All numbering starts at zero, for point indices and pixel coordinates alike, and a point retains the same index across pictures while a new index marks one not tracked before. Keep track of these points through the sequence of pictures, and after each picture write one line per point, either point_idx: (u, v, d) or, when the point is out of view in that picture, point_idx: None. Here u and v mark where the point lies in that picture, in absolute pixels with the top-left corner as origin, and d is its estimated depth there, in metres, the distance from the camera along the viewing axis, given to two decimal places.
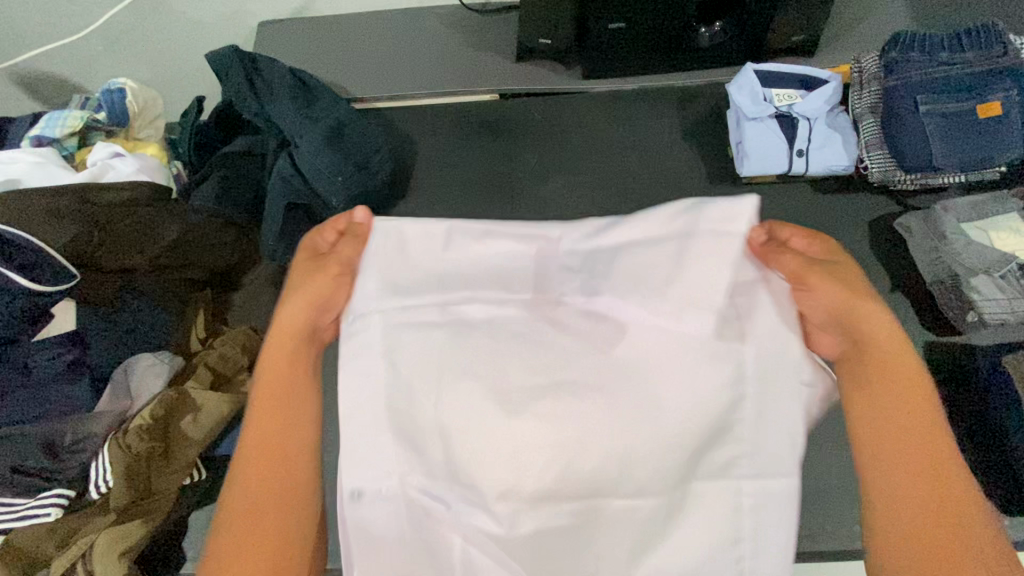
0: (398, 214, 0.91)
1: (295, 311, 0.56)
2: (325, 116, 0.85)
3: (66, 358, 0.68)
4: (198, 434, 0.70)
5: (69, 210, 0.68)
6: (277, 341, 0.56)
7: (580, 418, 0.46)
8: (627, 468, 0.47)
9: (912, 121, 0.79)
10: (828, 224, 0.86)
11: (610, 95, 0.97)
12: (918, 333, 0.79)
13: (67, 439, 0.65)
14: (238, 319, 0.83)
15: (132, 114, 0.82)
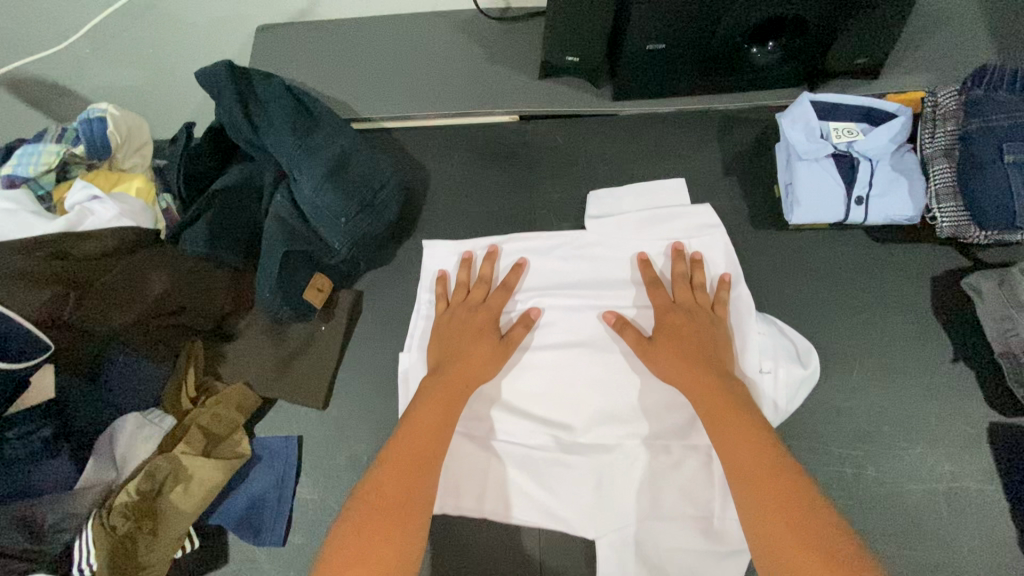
0: (405, 251, 0.84)
1: (469, 352, 0.70)
2: (326, 147, 0.76)
3: (43, 433, 0.61)
4: (189, 506, 0.65)
5: (42, 270, 0.61)
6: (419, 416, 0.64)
7: (596, 387, 0.73)
8: (618, 419, 0.72)
9: (993, 172, 0.69)
10: (883, 279, 0.77)
11: (643, 120, 0.87)
12: (981, 413, 0.70)
13: (50, 518, 0.60)
14: (232, 373, 0.76)
15: (114, 146, 0.74)
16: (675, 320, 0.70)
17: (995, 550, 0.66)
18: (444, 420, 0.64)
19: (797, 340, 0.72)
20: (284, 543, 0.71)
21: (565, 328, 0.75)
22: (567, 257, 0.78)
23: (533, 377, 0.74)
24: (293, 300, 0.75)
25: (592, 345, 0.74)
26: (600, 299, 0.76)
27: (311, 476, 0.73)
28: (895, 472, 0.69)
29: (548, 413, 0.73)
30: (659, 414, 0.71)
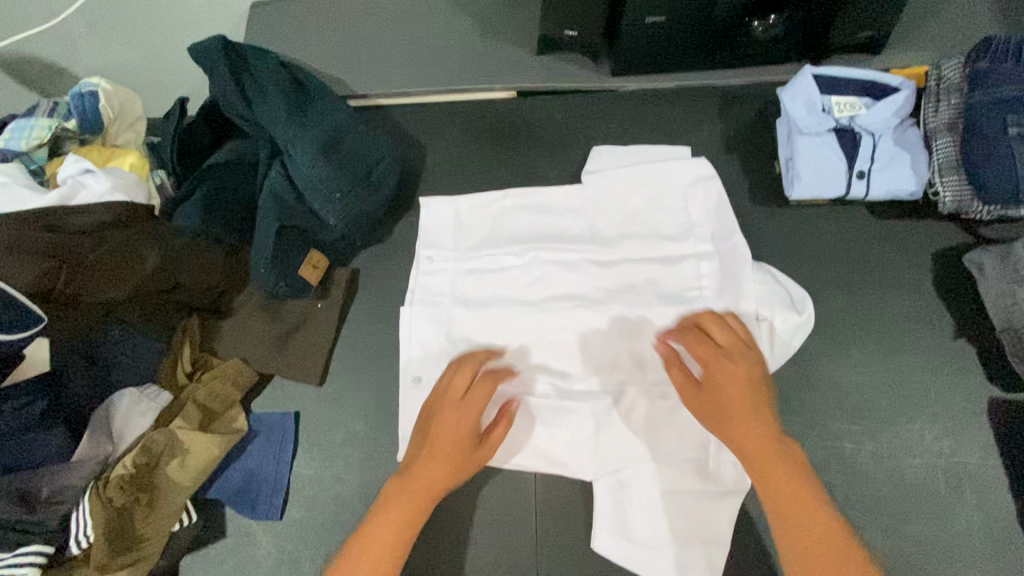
0: (401, 228, 0.83)
1: (432, 458, 0.62)
2: (321, 122, 0.75)
3: (38, 406, 0.60)
4: (185, 479, 0.65)
5: (34, 244, 0.61)
6: (376, 529, 0.60)
7: (594, 334, 0.74)
8: (613, 366, 0.73)
9: (998, 146, 0.67)
10: (884, 255, 0.76)
11: (643, 96, 0.86)
12: (981, 388, 0.70)
13: (46, 491, 0.60)
14: (228, 349, 0.76)
15: (106, 121, 0.74)
16: (722, 374, 0.61)
17: (995, 525, 0.65)
18: (424, 506, 0.61)
19: (794, 288, 0.73)
20: (282, 517, 0.71)
21: (560, 281, 0.77)
22: (562, 214, 0.79)
23: (530, 327, 0.75)
24: (289, 276, 0.74)
25: (587, 297, 0.76)
26: (597, 250, 0.77)
27: (309, 452, 0.74)
28: (893, 447, 0.68)
29: (545, 363, 0.74)
30: (654, 361, 0.72)
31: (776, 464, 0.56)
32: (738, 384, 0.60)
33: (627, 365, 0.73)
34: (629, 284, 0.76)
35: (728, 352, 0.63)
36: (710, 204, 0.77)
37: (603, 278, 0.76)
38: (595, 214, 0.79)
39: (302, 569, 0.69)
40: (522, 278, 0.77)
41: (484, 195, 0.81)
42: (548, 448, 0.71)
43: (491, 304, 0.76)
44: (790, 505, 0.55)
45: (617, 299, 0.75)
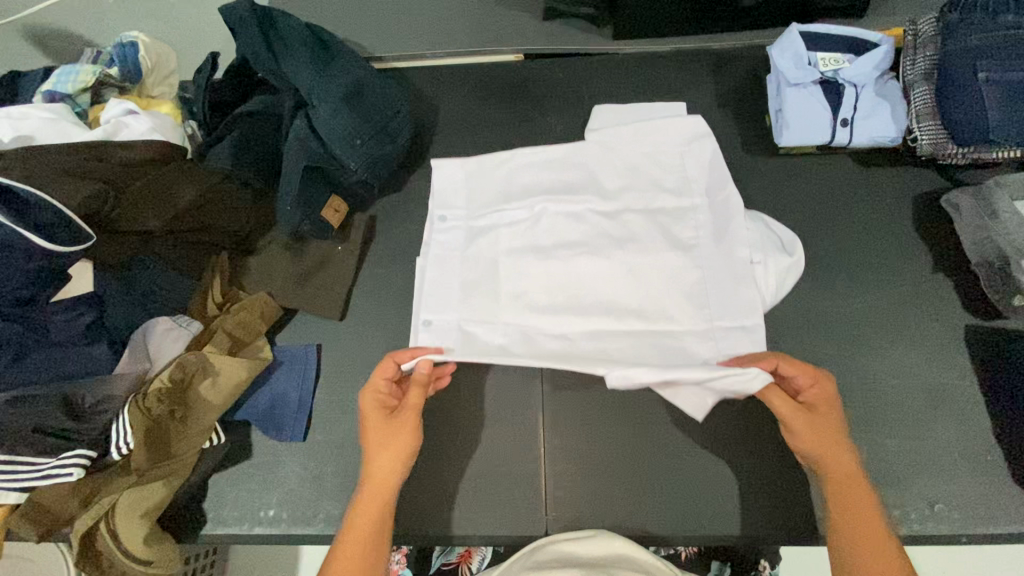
0: (416, 179, 0.88)
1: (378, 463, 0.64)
2: (343, 75, 0.81)
3: (85, 319, 0.67)
4: (217, 398, 0.69)
5: (84, 170, 0.67)
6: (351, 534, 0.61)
7: (595, 284, 0.77)
8: (619, 308, 0.76)
9: (971, 90, 0.73)
10: (867, 199, 0.81)
11: (642, 58, 0.92)
12: (958, 316, 0.75)
13: (89, 400, 0.65)
14: (255, 284, 0.81)
15: (144, 70, 0.80)
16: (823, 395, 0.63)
17: (971, 439, 0.70)
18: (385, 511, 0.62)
19: (787, 235, 0.77)
20: (304, 439, 0.75)
21: (566, 233, 0.81)
22: (566, 171, 0.83)
23: (537, 273, 0.78)
24: (313, 215, 0.80)
25: (592, 246, 0.79)
26: (599, 203, 0.81)
27: (329, 380, 0.78)
28: (876, 370, 0.73)
29: (553, 306, 0.77)
30: (656, 303, 0.76)
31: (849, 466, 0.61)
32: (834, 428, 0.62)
33: (628, 311, 0.75)
34: (632, 234, 0.79)
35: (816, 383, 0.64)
36: (707, 157, 0.80)
37: (608, 230, 0.80)
38: (599, 171, 0.82)
39: (323, 486, 0.73)
40: (528, 230, 0.81)
41: (491, 155, 0.84)
42: (559, 399, 0.76)
43: (499, 254, 0.80)
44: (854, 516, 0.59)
45: (622, 249, 0.79)
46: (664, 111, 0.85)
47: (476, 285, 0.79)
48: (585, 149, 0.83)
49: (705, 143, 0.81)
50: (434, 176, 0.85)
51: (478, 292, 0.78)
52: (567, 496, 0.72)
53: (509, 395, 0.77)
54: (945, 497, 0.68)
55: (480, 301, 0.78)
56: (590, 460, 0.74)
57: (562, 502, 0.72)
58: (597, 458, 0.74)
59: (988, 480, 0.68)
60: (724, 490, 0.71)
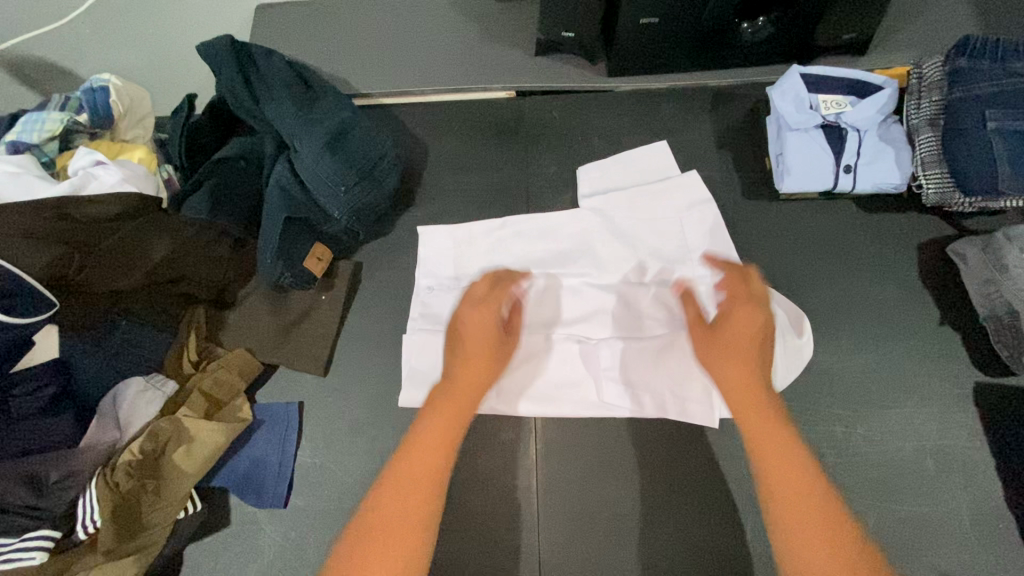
0: (404, 223, 0.85)
1: (472, 351, 0.58)
2: (327, 118, 0.78)
3: (48, 390, 0.62)
4: (192, 467, 0.66)
5: (48, 231, 0.62)
6: (422, 431, 0.56)
7: (595, 367, 0.75)
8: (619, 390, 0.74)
9: (977, 140, 0.71)
10: (871, 247, 0.79)
11: (638, 97, 0.89)
12: (966, 373, 0.72)
13: (53, 475, 0.60)
14: (234, 339, 0.77)
15: (117, 115, 0.76)
16: (738, 322, 0.56)
17: (981, 504, 0.67)
18: (466, 411, 0.57)
19: (789, 307, 0.75)
20: (286, 506, 0.72)
21: (564, 307, 0.78)
22: (561, 239, 0.81)
23: (529, 352, 0.76)
24: (294, 266, 0.76)
25: (590, 321, 0.77)
26: (596, 275, 0.79)
27: (312, 441, 0.75)
28: (882, 431, 0.71)
29: (550, 388, 0.75)
30: (657, 384, 0.73)
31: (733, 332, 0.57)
32: (748, 338, 0.56)
33: (630, 391, 0.73)
34: (630, 310, 0.77)
35: (744, 300, 0.57)
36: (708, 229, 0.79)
37: (607, 304, 0.77)
38: (596, 241, 0.80)
39: (305, 556, 0.70)
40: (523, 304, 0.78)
41: (483, 224, 0.82)
42: (557, 470, 0.72)
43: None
44: (767, 429, 0.53)
45: (619, 325, 0.77)
46: (659, 162, 0.84)
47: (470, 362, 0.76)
48: (581, 220, 0.81)
49: (708, 216, 0.79)
50: (421, 242, 0.82)
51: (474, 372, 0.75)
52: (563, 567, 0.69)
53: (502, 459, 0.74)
54: (955, 567, 0.65)
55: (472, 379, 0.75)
56: (586, 531, 0.70)
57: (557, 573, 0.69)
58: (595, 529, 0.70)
59: (1000, 549, 0.66)
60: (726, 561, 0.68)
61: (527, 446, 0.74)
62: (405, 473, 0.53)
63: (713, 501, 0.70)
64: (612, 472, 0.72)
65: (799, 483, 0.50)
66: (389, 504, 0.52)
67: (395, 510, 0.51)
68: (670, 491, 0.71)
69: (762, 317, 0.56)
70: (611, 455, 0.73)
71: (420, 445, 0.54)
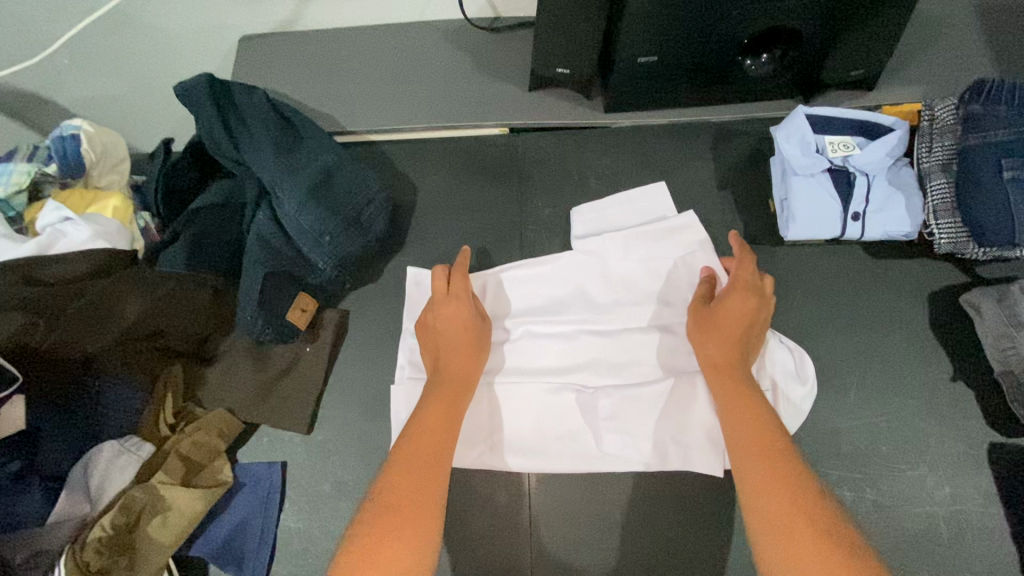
0: (392, 268, 0.81)
1: (458, 355, 0.67)
2: (310, 163, 0.74)
3: (12, 466, 0.59)
4: (166, 538, 0.63)
5: (10, 298, 0.59)
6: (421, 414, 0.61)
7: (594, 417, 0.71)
8: (620, 442, 0.70)
9: (992, 191, 0.67)
10: (879, 295, 0.75)
11: (636, 133, 0.86)
12: (980, 433, 0.69)
13: (19, 557, 0.58)
14: (214, 397, 0.74)
15: (89, 163, 0.72)
16: (733, 303, 0.65)
17: (996, 575, 0.64)
18: (456, 405, 0.63)
19: (797, 357, 0.71)
20: (267, 574, 0.68)
21: (558, 354, 0.74)
22: (554, 283, 0.77)
23: (522, 403, 0.73)
24: (276, 321, 0.72)
25: (586, 369, 0.73)
26: (592, 320, 0.75)
27: (295, 503, 0.71)
28: (893, 494, 0.67)
29: (545, 441, 0.72)
30: (660, 435, 0.70)
31: (725, 313, 0.65)
32: (739, 318, 0.65)
33: (631, 443, 0.70)
34: (628, 356, 0.73)
35: (745, 287, 0.66)
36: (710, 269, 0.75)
37: (604, 350, 0.74)
38: (590, 286, 0.76)
39: None
40: (515, 353, 0.75)
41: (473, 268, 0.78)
42: (555, 537, 0.69)
43: (487, 380, 0.74)
44: (737, 406, 0.60)
45: (618, 373, 0.73)
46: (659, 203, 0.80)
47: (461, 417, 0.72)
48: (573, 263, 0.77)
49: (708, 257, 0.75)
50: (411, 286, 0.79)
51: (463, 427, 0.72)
52: None
53: (495, 522, 0.70)
54: None
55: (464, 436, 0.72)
56: None
57: None
58: None
59: None
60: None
61: (521, 510, 0.71)
62: (414, 452, 0.58)
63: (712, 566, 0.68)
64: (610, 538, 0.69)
65: (758, 437, 0.56)
66: (406, 485, 0.55)
67: (408, 491, 0.54)
68: (668, 559, 0.68)
69: (755, 309, 0.65)
70: (610, 520, 0.69)
71: (427, 420, 0.61)
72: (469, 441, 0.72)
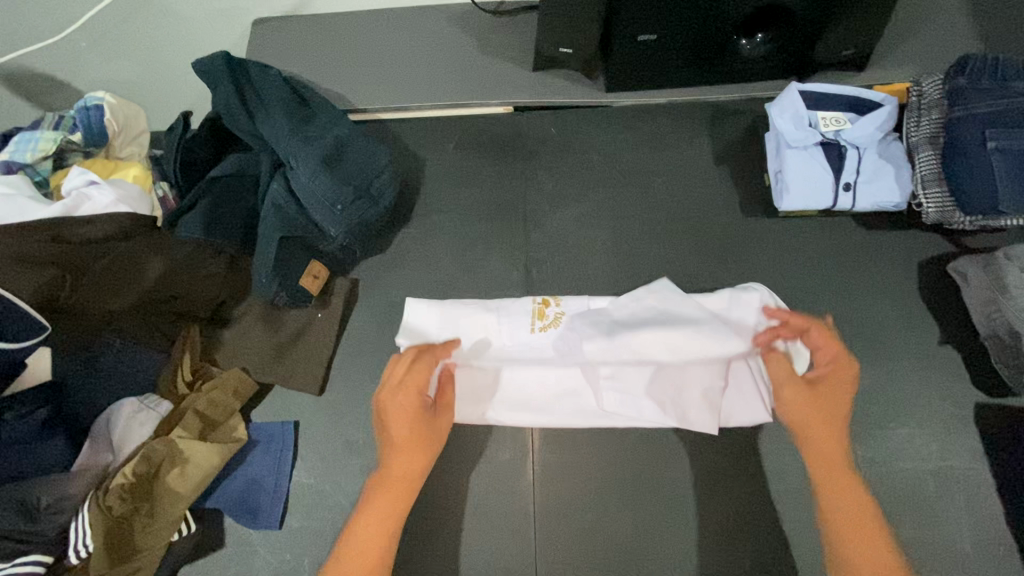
0: (401, 239, 0.84)
1: (406, 450, 0.65)
2: (323, 136, 0.77)
3: (41, 414, 0.61)
4: (185, 488, 0.65)
5: (40, 253, 0.62)
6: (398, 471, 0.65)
7: (595, 378, 0.74)
8: (618, 402, 0.73)
9: (977, 160, 0.70)
10: (870, 264, 0.78)
11: (636, 112, 0.89)
12: (968, 393, 0.72)
13: (45, 500, 0.60)
14: (228, 359, 0.76)
15: (111, 133, 0.75)
16: (830, 396, 0.66)
17: (983, 526, 0.67)
18: (408, 496, 0.65)
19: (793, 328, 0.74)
20: (280, 526, 0.71)
21: (560, 329, 0.76)
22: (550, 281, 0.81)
23: (526, 366, 0.76)
24: (289, 286, 0.75)
25: (588, 336, 0.75)
26: (594, 306, 0.77)
27: (308, 460, 0.74)
28: (884, 452, 0.70)
29: (547, 398, 0.74)
30: (658, 395, 0.73)
31: (835, 391, 0.66)
32: (844, 390, 0.66)
33: (629, 401, 0.73)
34: (630, 329, 0.75)
35: (830, 379, 0.67)
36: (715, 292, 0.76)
37: (605, 324, 0.76)
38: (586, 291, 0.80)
39: None
40: (519, 326, 0.77)
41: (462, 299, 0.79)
42: (556, 489, 0.72)
43: (493, 346, 0.76)
44: (817, 426, 0.65)
45: (620, 339, 0.74)
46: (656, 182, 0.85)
47: (466, 378, 0.75)
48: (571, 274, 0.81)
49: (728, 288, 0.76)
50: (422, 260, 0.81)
51: (468, 389, 0.75)
52: None
53: (499, 479, 0.73)
54: None
55: (470, 396, 0.74)
56: (584, 556, 0.70)
57: None
58: (592, 548, 0.70)
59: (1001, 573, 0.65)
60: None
61: (525, 465, 0.73)
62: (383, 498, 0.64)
63: (712, 522, 0.70)
64: (612, 493, 0.72)
65: (836, 472, 0.63)
66: (369, 526, 0.63)
67: (368, 532, 0.63)
68: (667, 511, 0.70)
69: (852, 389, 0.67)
70: (609, 472, 0.72)
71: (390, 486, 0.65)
72: (475, 399, 0.74)
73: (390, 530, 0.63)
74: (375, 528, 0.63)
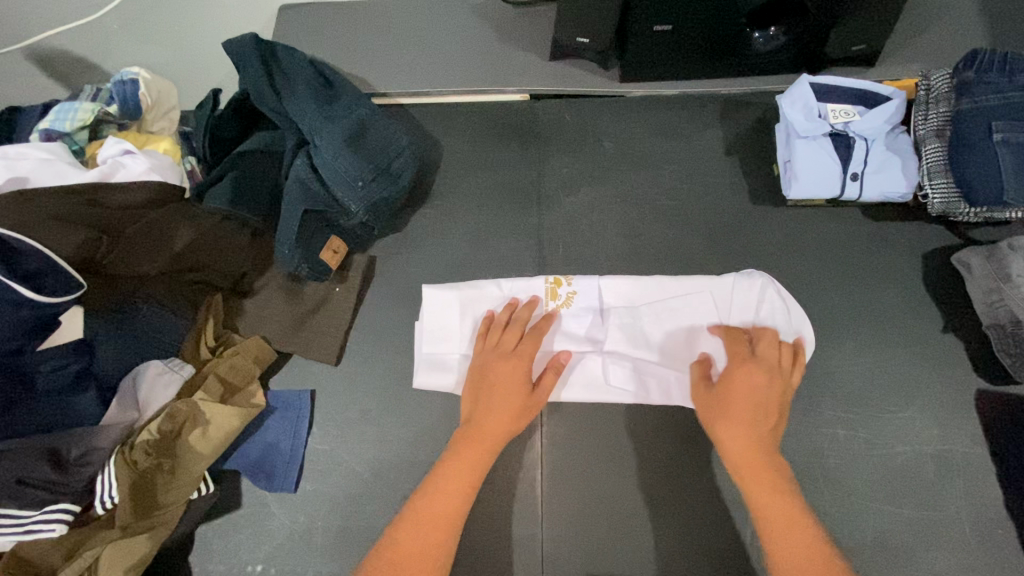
0: (418, 219, 0.87)
1: (496, 407, 0.67)
2: (346, 115, 0.79)
3: (73, 368, 0.64)
4: (206, 448, 0.67)
5: (75, 214, 0.65)
6: (487, 428, 0.66)
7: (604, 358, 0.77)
8: (626, 381, 0.75)
9: (983, 152, 0.72)
10: (875, 253, 0.80)
11: (649, 102, 0.91)
12: (969, 380, 0.73)
13: (74, 452, 0.62)
14: (250, 328, 0.80)
15: (145, 107, 0.79)
16: (738, 392, 0.66)
17: (981, 509, 0.68)
18: (484, 460, 0.66)
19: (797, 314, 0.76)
20: (296, 490, 0.74)
21: (574, 311, 0.78)
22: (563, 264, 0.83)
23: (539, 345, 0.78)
24: (311, 259, 0.78)
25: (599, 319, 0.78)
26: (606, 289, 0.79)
27: (322, 428, 0.76)
28: (885, 434, 0.72)
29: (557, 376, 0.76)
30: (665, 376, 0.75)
31: (742, 393, 0.66)
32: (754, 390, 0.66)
33: (637, 380, 0.75)
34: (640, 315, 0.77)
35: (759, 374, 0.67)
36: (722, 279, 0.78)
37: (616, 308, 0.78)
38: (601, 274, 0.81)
39: (313, 541, 0.72)
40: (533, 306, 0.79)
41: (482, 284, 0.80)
42: (564, 462, 0.74)
43: None
44: (742, 447, 0.64)
45: (629, 323, 0.77)
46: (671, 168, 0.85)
47: None
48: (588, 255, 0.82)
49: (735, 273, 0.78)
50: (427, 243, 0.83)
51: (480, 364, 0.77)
52: (565, 559, 0.70)
53: (508, 452, 0.75)
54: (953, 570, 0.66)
55: None
56: (588, 531, 0.71)
57: (558, 564, 0.70)
58: (597, 524, 0.71)
59: (998, 554, 0.67)
60: (725, 554, 0.69)
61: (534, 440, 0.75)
62: (456, 474, 0.64)
63: (717, 498, 0.71)
64: (617, 472, 0.73)
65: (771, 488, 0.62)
66: (434, 498, 0.63)
67: (438, 501, 0.63)
68: (670, 491, 0.72)
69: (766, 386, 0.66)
70: (615, 446, 0.74)
71: (461, 460, 0.65)
72: None
73: (461, 502, 0.63)
74: (448, 494, 0.63)
